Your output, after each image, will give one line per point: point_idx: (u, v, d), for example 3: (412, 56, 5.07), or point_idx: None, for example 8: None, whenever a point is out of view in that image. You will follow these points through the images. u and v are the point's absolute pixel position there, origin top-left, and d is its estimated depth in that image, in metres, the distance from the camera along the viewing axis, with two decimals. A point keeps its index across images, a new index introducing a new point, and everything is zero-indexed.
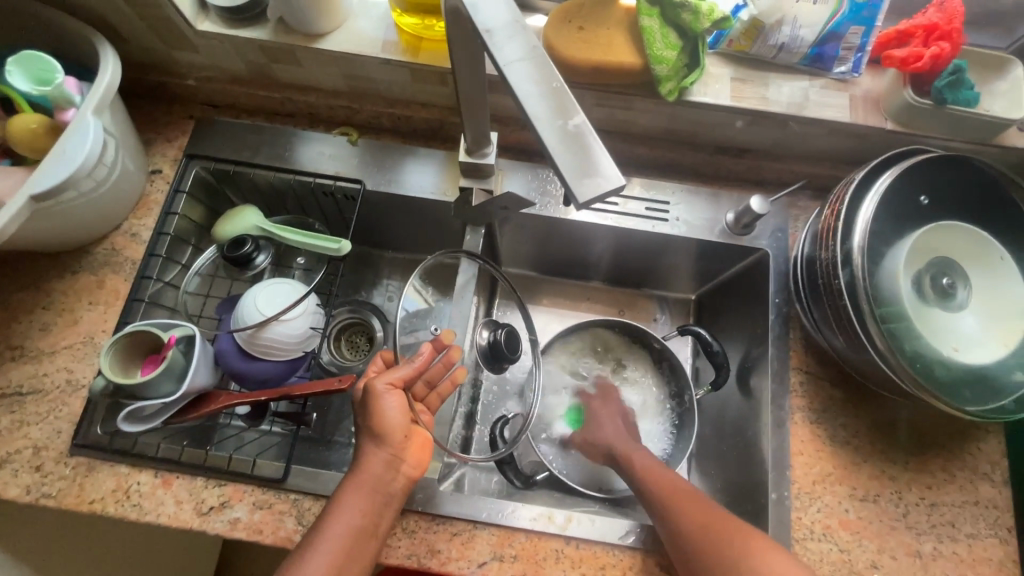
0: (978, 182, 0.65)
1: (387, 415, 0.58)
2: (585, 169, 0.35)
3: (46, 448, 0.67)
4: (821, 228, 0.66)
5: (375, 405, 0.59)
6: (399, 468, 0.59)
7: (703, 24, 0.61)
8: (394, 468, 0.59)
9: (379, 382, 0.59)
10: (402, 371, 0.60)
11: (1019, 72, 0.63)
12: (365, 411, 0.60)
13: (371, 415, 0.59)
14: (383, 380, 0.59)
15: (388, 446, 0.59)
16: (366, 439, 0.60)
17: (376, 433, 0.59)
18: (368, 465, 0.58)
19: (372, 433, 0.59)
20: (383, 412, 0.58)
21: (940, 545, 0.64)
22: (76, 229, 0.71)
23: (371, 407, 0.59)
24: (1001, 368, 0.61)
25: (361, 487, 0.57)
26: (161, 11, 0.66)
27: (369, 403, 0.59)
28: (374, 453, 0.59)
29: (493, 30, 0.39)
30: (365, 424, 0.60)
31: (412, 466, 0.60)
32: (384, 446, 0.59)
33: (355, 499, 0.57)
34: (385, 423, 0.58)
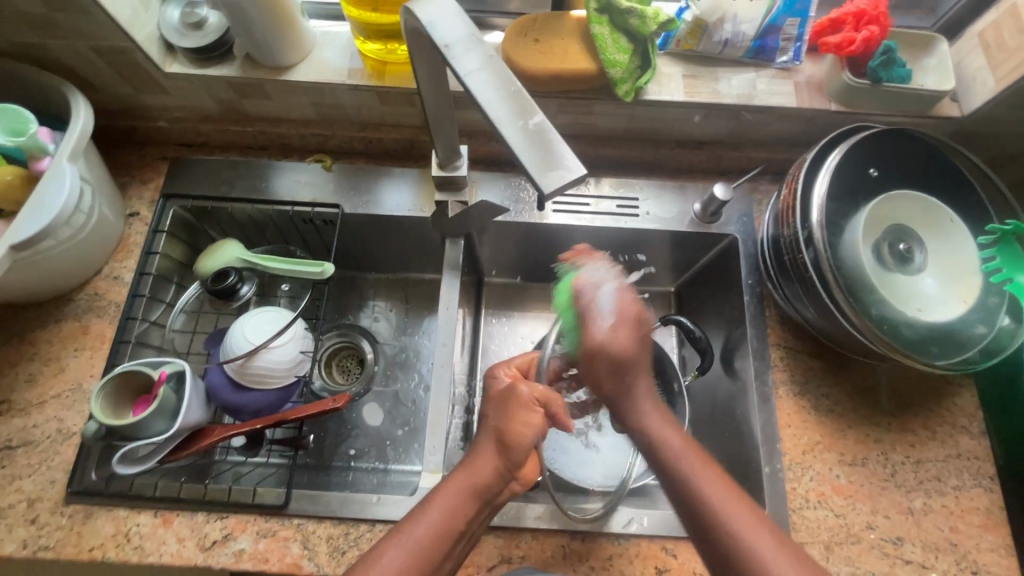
0: (922, 151, 0.69)
1: (522, 421, 0.55)
2: (548, 162, 0.37)
3: (40, 499, 0.66)
4: (781, 208, 0.69)
5: (517, 403, 0.57)
6: (491, 486, 0.54)
7: (650, 27, 0.65)
8: (495, 487, 0.54)
9: (525, 391, 0.57)
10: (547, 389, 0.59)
11: (944, 47, 0.68)
12: (501, 410, 0.57)
13: (508, 416, 0.56)
14: (527, 389, 0.58)
15: (507, 459, 0.55)
16: (491, 439, 0.56)
17: (504, 438, 0.55)
18: (464, 473, 0.54)
19: (501, 437, 0.55)
20: (520, 417, 0.56)
21: (929, 500, 0.67)
22: (56, 276, 0.71)
23: (506, 408, 0.57)
24: (964, 322, 0.65)
25: (448, 501, 0.52)
26: (128, 56, 0.68)
27: (509, 404, 0.57)
28: (488, 457, 0.55)
29: (450, 45, 0.41)
30: (495, 422, 0.56)
31: (505, 485, 0.56)
32: (503, 457, 0.55)
33: (439, 513, 0.51)
34: (524, 430, 0.55)
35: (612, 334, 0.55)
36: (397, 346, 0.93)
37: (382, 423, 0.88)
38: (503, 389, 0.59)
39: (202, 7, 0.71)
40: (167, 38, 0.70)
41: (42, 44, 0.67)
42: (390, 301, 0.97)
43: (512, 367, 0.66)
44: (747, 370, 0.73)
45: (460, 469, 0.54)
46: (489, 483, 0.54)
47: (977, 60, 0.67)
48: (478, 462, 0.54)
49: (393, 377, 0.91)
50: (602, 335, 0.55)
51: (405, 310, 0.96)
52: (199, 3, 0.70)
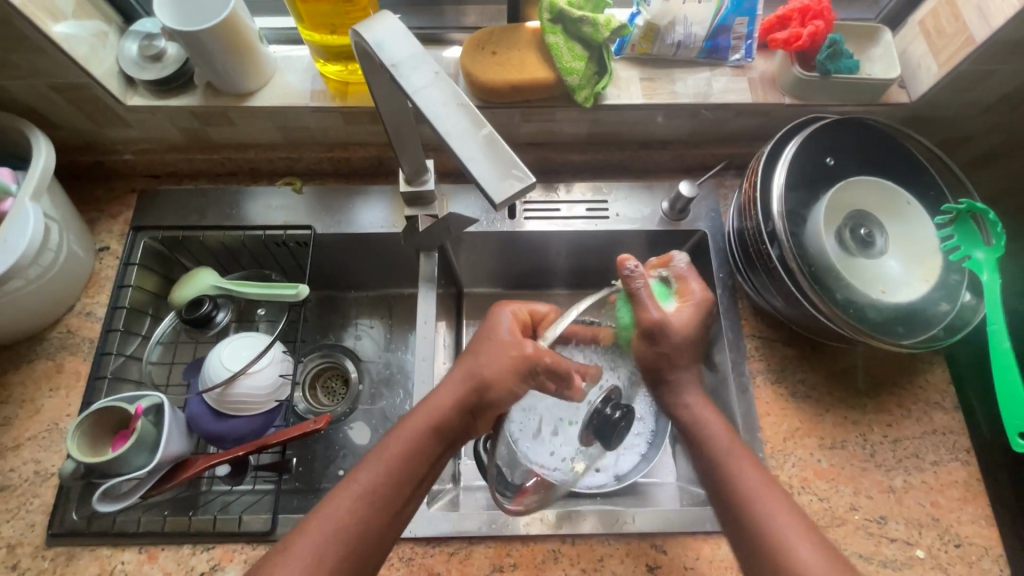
0: (875, 137, 0.71)
1: (504, 379, 0.57)
2: (499, 172, 0.38)
3: (21, 544, 0.65)
4: (743, 202, 0.71)
5: (513, 356, 0.58)
6: (451, 422, 0.57)
7: (603, 33, 0.66)
8: (459, 427, 0.58)
9: (529, 351, 0.58)
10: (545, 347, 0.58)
11: (888, 36, 0.70)
12: (498, 364, 0.57)
13: (493, 364, 0.58)
14: (532, 349, 0.58)
15: (470, 399, 0.58)
16: (466, 381, 0.58)
17: (481, 386, 0.57)
18: (426, 412, 0.58)
19: (478, 382, 0.57)
20: (508, 374, 0.57)
21: (909, 478, 0.68)
22: (26, 316, 0.70)
23: (500, 353, 0.58)
24: (928, 301, 0.67)
25: (406, 440, 0.56)
26: (87, 92, 0.68)
27: (505, 354, 0.58)
28: (452, 393, 0.58)
29: (397, 64, 0.42)
30: (482, 364, 0.58)
31: (468, 425, 0.59)
32: (468, 397, 0.58)
33: (395, 452, 0.55)
34: (499, 376, 0.57)
35: (678, 313, 0.65)
36: (381, 363, 0.93)
37: (370, 442, 0.87)
38: (517, 355, 0.58)
39: (161, 39, 0.71)
40: (127, 72, 0.70)
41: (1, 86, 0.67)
42: (372, 318, 0.97)
43: (526, 313, 0.63)
44: (725, 363, 0.74)
45: (424, 406, 0.58)
46: (451, 422, 0.57)
47: (920, 47, 0.70)
48: (438, 400, 0.58)
49: (379, 395, 0.91)
50: (655, 314, 0.61)
51: (387, 327, 0.96)
52: (157, 36, 0.71)
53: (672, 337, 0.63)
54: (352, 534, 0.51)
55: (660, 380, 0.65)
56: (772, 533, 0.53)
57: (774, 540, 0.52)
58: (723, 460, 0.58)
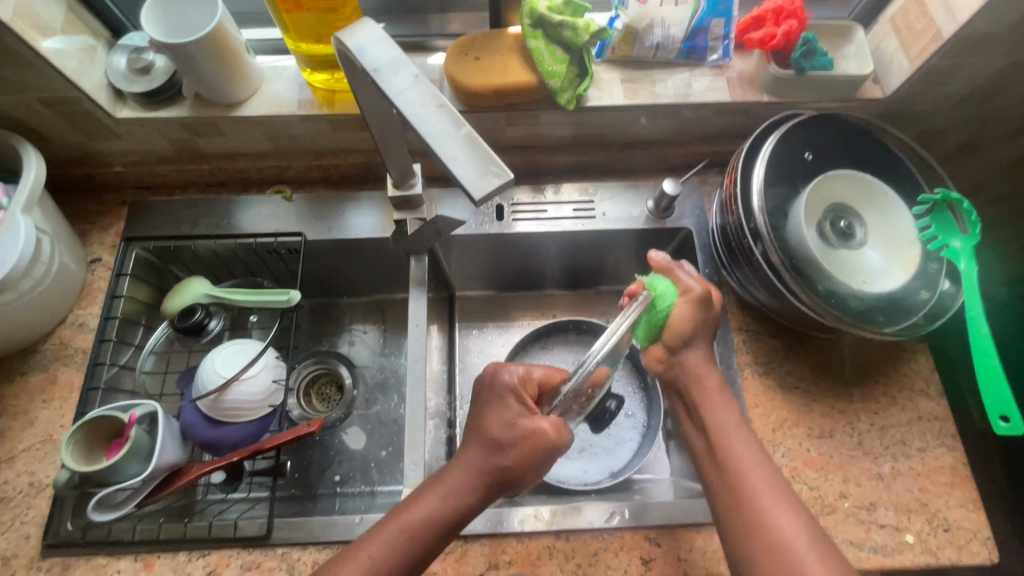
0: (851, 131, 0.73)
1: (524, 464, 0.55)
2: (478, 172, 0.39)
3: (16, 556, 0.65)
4: (724, 198, 0.73)
5: (532, 440, 0.56)
6: (462, 511, 0.55)
7: (583, 37, 0.68)
8: (468, 514, 0.55)
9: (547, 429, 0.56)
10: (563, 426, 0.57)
11: (861, 34, 0.72)
12: (520, 451, 0.55)
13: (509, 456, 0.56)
14: (550, 425, 0.56)
15: (485, 486, 0.56)
16: (483, 463, 0.56)
17: (502, 477, 0.55)
18: (438, 494, 0.56)
19: (497, 468, 0.55)
20: (531, 460, 0.55)
21: (897, 464, 0.69)
22: (19, 328, 0.71)
23: (519, 438, 0.56)
24: (908, 290, 0.68)
25: (420, 515, 0.54)
26: (76, 105, 0.69)
27: (529, 441, 0.56)
28: (468, 477, 0.56)
29: (378, 69, 0.43)
30: (503, 462, 0.55)
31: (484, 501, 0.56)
32: (483, 483, 0.56)
33: (406, 530, 0.54)
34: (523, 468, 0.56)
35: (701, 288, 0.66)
36: (376, 368, 0.94)
37: (365, 446, 0.88)
38: (534, 430, 0.56)
39: (148, 52, 0.72)
40: (116, 85, 0.71)
41: None
42: (366, 324, 0.98)
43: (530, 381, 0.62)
44: (713, 357, 0.75)
45: (439, 484, 0.56)
46: (459, 511, 0.55)
47: (892, 43, 0.71)
48: (453, 482, 0.56)
49: (375, 400, 0.92)
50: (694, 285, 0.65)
51: (381, 332, 0.97)
52: (145, 49, 0.72)
53: (713, 306, 0.66)
54: None
55: (684, 349, 0.65)
56: (763, 515, 0.53)
57: (764, 518, 0.53)
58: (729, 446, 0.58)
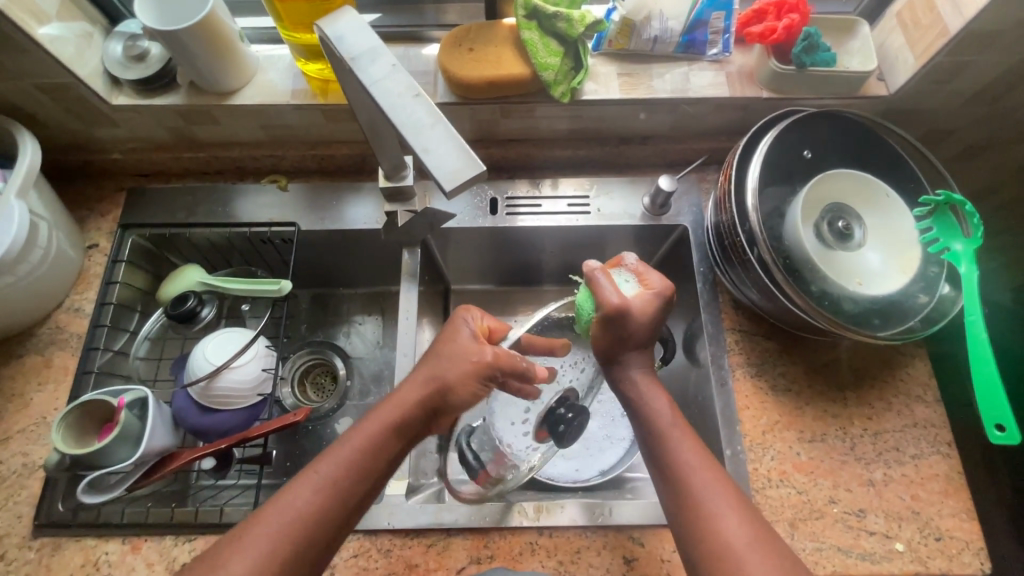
0: (852, 130, 0.71)
1: (467, 385, 0.57)
2: (451, 162, 0.38)
3: (8, 535, 0.66)
4: (720, 196, 0.71)
5: (473, 361, 0.58)
6: (413, 428, 0.57)
7: (578, 29, 0.67)
8: (419, 427, 0.58)
9: (489, 360, 0.58)
10: (517, 360, 0.58)
11: (866, 30, 0.70)
12: (459, 366, 0.58)
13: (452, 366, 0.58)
14: (494, 356, 0.58)
15: (434, 406, 0.58)
16: (426, 392, 0.57)
17: (444, 396, 0.57)
18: (385, 414, 0.56)
19: (441, 393, 0.57)
20: (466, 376, 0.57)
21: (889, 471, 0.68)
22: (15, 312, 0.72)
23: (461, 357, 0.58)
24: (906, 293, 0.66)
25: (369, 431, 0.55)
26: (72, 91, 0.70)
27: (470, 364, 0.58)
28: (417, 396, 0.57)
29: (356, 57, 0.42)
30: (444, 375, 0.58)
31: (428, 424, 0.59)
32: (432, 403, 0.58)
33: (356, 447, 0.54)
34: (464, 388, 0.57)
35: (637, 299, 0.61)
36: (369, 360, 0.94)
37: None
38: (477, 349, 0.58)
39: (144, 40, 0.72)
40: (112, 72, 0.71)
41: None
42: (363, 315, 0.98)
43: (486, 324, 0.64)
44: (705, 357, 0.74)
45: (387, 403, 0.57)
46: (409, 430, 0.57)
47: (898, 40, 0.69)
48: (404, 398, 0.57)
49: (368, 391, 0.92)
50: (615, 298, 0.57)
51: (377, 324, 0.97)
52: (140, 37, 0.72)
53: (631, 322, 0.59)
54: (300, 526, 0.49)
55: (609, 364, 0.63)
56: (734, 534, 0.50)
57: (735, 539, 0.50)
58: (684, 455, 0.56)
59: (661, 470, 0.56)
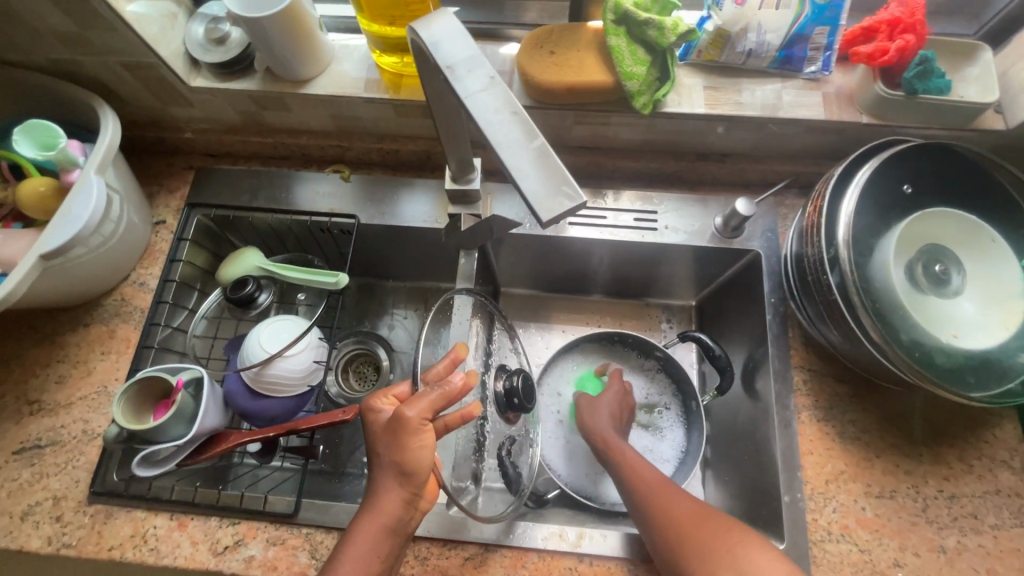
0: (961, 166, 0.65)
1: (420, 450, 0.53)
2: (546, 189, 0.36)
3: (65, 498, 0.68)
4: (805, 225, 0.67)
5: (397, 431, 0.52)
6: (399, 526, 0.54)
7: (669, 38, 0.63)
8: (406, 517, 0.54)
9: (412, 416, 0.52)
10: (432, 399, 0.52)
11: (989, 56, 0.64)
12: (389, 443, 0.53)
13: (402, 447, 0.52)
14: (414, 411, 0.52)
15: (410, 488, 0.53)
16: (390, 474, 0.53)
17: (403, 471, 0.53)
18: (364, 530, 0.53)
19: (398, 472, 0.53)
20: (412, 445, 0.53)
21: (964, 539, 0.62)
22: (86, 283, 0.74)
23: (395, 439, 0.53)
24: (1006, 351, 0.61)
25: (358, 553, 0.52)
26: (154, 71, 0.70)
27: (399, 434, 0.52)
28: (392, 490, 0.53)
29: (453, 66, 0.40)
30: (390, 457, 0.53)
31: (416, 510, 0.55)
32: (405, 486, 0.53)
33: (350, 564, 0.52)
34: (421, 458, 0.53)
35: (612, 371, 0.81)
36: (413, 355, 0.94)
37: None
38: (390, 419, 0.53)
39: (226, 22, 0.72)
40: (193, 53, 0.71)
41: (75, 60, 0.70)
42: (409, 309, 0.97)
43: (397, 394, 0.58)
44: (768, 393, 0.70)
45: (363, 517, 0.53)
46: (395, 528, 0.53)
47: None
48: (382, 505, 0.53)
49: None
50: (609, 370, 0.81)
51: (422, 319, 0.97)
52: (223, 19, 0.72)
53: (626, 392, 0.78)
54: None
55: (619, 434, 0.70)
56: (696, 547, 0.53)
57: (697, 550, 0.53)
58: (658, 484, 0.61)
59: (645, 521, 0.59)
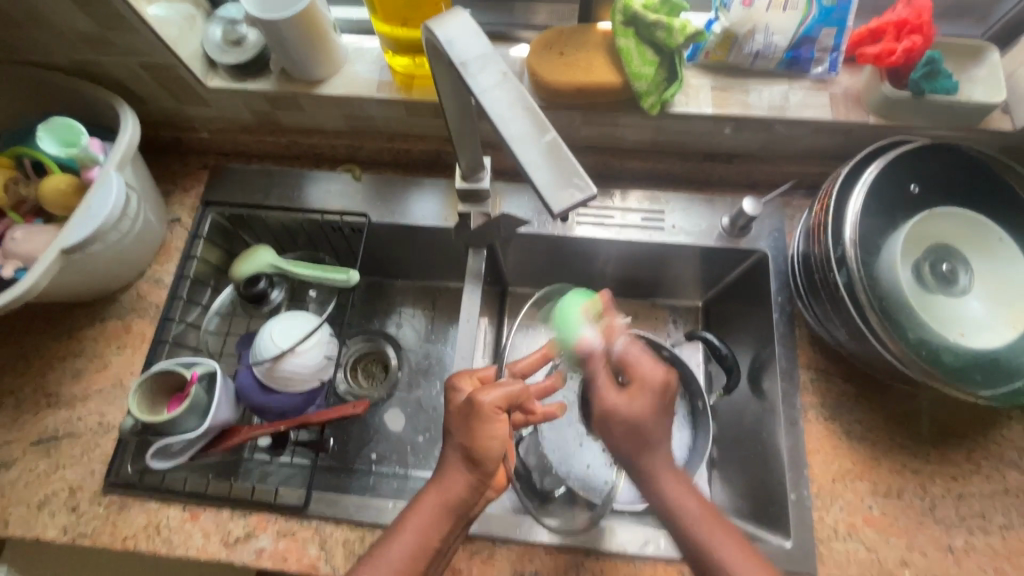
0: (968, 166, 0.66)
1: (491, 437, 0.55)
2: (558, 182, 0.37)
3: (81, 488, 0.70)
4: (812, 225, 0.67)
5: (476, 417, 0.55)
6: (460, 509, 0.55)
7: (677, 39, 0.64)
8: (470, 500, 0.55)
9: (488, 402, 0.55)
10: (509, 390, 0.56)
11: (995, 57, 0.64)
12: (463, 427, 0.55)
13: (473, 434, 0.55)
14: (490, 398, 0.55)
15: (477, 473, 0.55)
16: (458, 455, 0.56)
17: (471, 455, 0.55)
18: (428, 504, 0.55)
19: (468, 455, 0.55)
20: (485, 434, 0.55)
21: (972, 538, 0.62)
22: (104, 279, 0.75)
23: (471, 425, 0.55)
24: (1015, 350, 0.61)
25: (419, 525, 0.54)
26: (173, 72, 0.72)
27: (471, 420, 0.55)
28: (458, 474, 0.55)
29: (467, 64, 0.41)
30: (460, 439, 0.55)
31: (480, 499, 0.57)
32: (471, 471, 0.55)
33: (414, 533, 0.54)
34: (491, 446, 0.54)
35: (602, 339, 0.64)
36: (421, 353, 0.94)
37: (403, 429, 0.89)
38: (464, 403, 0.56)
39: (243, 25, 0.74)
40: (210, 55, 0.73)
41: (97, 61, 0.72)
42: (415, 308, 0.98)
43: (476, 378, 0.61)
44: (775, 392, 0.70)
45: (430, 492, 0.55)
46: (456, 509, 0.55)
47: None
48: (447, 484, 0.55)
49: (416, 384, 0.92)
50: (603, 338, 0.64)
51: (429, 318, 0.97)
52: (239, 22, 0.74)
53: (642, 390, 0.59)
54: None
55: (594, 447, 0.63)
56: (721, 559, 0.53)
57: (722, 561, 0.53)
58: (699, 531, 0.54)
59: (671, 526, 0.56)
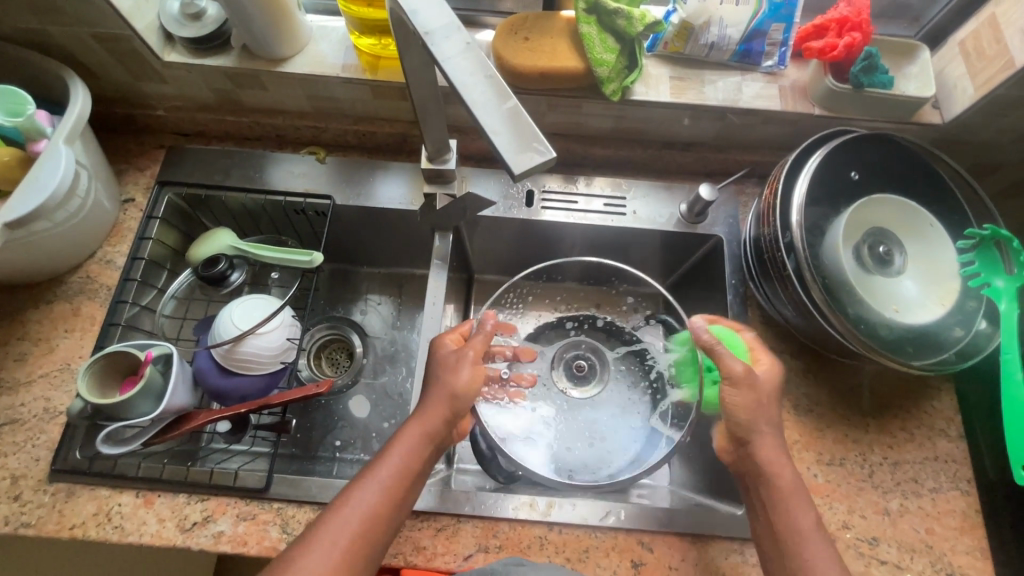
0: (903, 155, 0.70)
1: (467, 377, 0.61)
2: (519, 145, 0.38)
3: (24, 477, 0.67)
4: (762, 209, 0.71)
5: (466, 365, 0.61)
6: (421, 466, 0.58)
7: (637, 28, 0.66)
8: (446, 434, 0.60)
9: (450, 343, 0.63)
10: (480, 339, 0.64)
11: (926, 56, 0.69)
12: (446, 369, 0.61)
13: (453, 375, 0.60)
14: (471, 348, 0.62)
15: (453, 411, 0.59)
16: (442, 393, 0.60)
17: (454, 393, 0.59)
18: (398, 457, 0.57)
19: (451, 393, 0.59)
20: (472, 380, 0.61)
21: (905, 502, 0.67)
22: (51, 258, 0.72)
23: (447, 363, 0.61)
24: (943, 325, 0.66)
25: (403, 452, 0.57)
26: (127, 44, 0.70)
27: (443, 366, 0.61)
28: (438, 405, 0.60)
29: (431, 31, 0.42)
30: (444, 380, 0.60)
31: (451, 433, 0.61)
32: (451, 408, 0.59)
33: (399, 456, 0.57)
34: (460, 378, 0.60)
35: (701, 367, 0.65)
36: (386, 340, 0.94)
37: (368, 416, 0.88)
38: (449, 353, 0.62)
39: None
40: (167, 28, 0.71)
41: (45, 30, 0.69)
42: (382, 296, 0.97)
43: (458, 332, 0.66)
44: None
45: (409, 433, 0.59)
46: (420, 464, 0.58)
47: (958, 68, 0.69)
48: (429, 416, 0.59)
49: (382, 371, 0.92)
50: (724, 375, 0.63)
51: (396, 305, 0.97)
52: None
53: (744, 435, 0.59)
54: (366, 532, 0.53)
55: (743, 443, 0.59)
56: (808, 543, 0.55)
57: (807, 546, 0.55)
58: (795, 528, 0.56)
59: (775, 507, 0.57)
